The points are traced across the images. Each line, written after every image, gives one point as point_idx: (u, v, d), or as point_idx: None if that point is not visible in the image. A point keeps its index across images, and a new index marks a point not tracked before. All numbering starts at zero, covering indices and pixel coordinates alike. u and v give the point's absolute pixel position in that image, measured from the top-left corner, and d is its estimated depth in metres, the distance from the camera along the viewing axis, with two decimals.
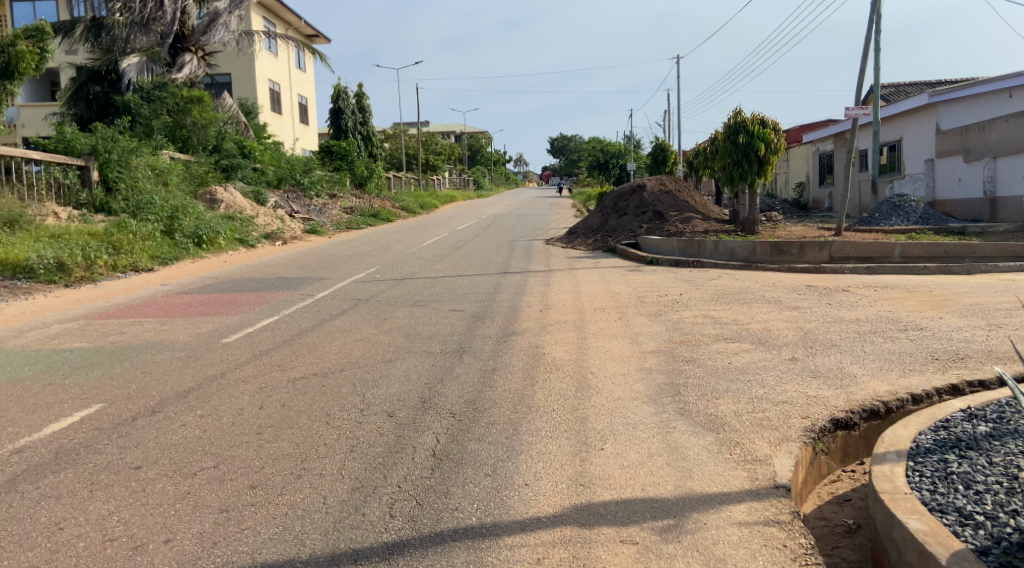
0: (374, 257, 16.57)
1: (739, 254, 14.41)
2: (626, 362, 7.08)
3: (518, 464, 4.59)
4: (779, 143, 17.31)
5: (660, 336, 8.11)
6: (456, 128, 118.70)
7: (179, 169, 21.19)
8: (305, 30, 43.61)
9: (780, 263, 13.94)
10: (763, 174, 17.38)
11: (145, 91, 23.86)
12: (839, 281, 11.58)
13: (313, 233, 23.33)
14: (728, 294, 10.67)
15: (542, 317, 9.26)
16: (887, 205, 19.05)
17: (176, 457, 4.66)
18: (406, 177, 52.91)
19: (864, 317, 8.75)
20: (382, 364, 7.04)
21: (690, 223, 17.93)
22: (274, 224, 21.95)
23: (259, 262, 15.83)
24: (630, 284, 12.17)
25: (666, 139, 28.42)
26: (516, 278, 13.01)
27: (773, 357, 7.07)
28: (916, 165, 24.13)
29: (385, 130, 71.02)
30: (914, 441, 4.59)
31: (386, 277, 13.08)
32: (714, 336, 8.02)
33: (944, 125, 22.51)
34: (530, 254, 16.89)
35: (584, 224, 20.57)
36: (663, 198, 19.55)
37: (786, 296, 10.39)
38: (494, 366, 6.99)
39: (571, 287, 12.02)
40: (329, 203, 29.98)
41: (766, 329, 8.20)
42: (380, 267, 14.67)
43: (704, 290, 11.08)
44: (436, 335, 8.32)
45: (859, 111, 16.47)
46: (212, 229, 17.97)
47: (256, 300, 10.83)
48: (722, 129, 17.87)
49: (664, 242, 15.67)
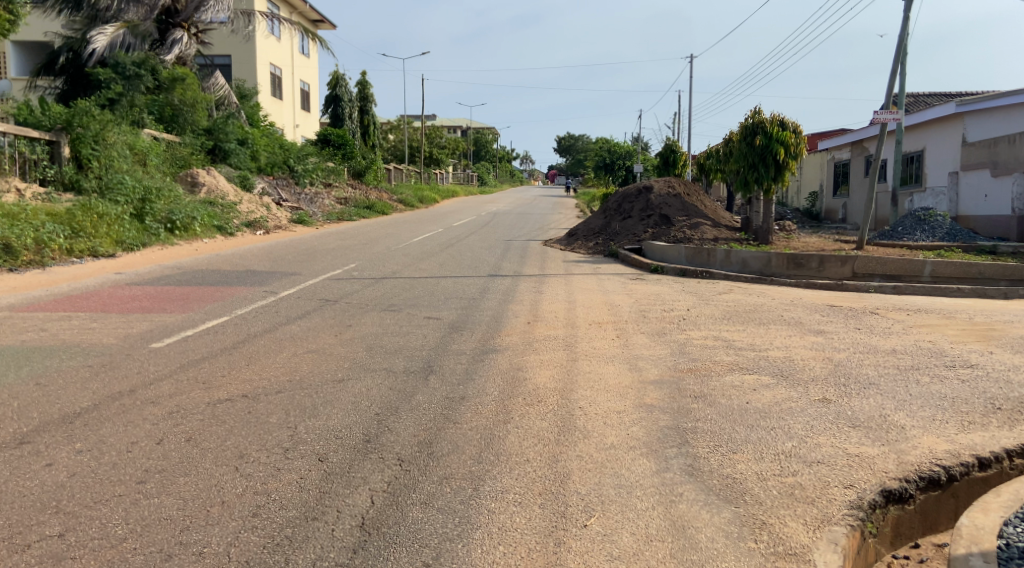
0: (357, 252, 15.39)
1: (752, 265, 13.19)
2: (623, 395, 5.89)
3: (468, 548, 3.40)
4: (800, 148, 16.07)
5: (665, 363, 6.91)
6: (462, 123, 117.34)
7: (160, 150, 19.99)
8: (311, 15, 42.34)
9: (797, 277, 12.71)
10: (781, 180, 16.16)
11: (121, 67, 22.42)
12: (866, 302, 10.38)
13: (300, 224, 22.08)
14: (740, 311, 9.48)
15: (529, 332, 8.07)
16: (910, 219, 17.83)
17: (17, 517, 3.52)
18: (407, 169, 51.67)
19: (900, 347, 7.55)
20: (330, 386, 5.85)
21: (698, 229, 16.72)
22: (257, 211, 20.72)
23: (232, 252, 14.66)
24: (630, 295, 10.98)
25: (676, 140, 27.19)
26: (505, 282, 11.80)
27: (799, 397, 5.87)
28: (938, 178, 22.93)
29: (390, 122, 69.73)
30: (1004, 539, 3.43)
31: (363, 276, 11.89)
32: (726, 365, 6.83)
33: (971, 137, 21.36)
34: (527, 256, 15.69)
35: (585, 226, 19.37)
36: (670, 200, 18.30)
37: (805, 317, 9.23)
38: (465, 394, 5.81)
39: (566, 295, 10.82)
40: (322, 192, 28.77)
41: (789, 359, 7.01)
42: (360, 263, 13.50)
43: (714, 306, 9.89)
44: (403, 350, 7.12)
45: (888, 116, 15.23)
46: (187, 215, 16.84)
47: (211, 297, 9.65)
48: (737, 129, 16.65)
49: (671, 249, 14.49)
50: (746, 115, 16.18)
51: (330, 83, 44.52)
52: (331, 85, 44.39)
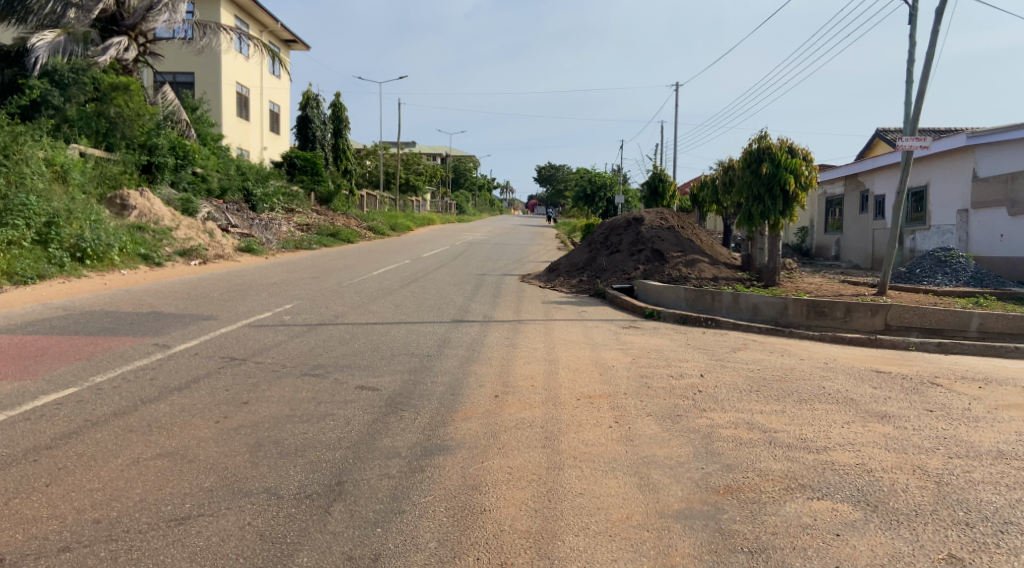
0: (300, 288, 13.13)
1: (765, 313, 11.14)
2: (635, 548, 3.71)
3: None
4: (811, 177, 14.18)
5: (688, 475, 4.72)
6: (441, 150, 115.73)
7: (86, 168, 17.59)
8: (283, 34, 40.33)
9: (819, 329, 10.67)
10: (789, 214, 14.24)
11: (58, 74, 20.78)
12: (919, 367, 8.34)
13: (247, 253, 19.75)
14: (770, 380, 7.34)
15: (495, 413, 5.87)
16: (930, 260, 15.97)
17: None
18: (380, 196, 49.35)
19: (1009, 448, 5.45)
20: (161, 536, 3.63)
21: (695, 267, 14.67)
22: (196, 238, 18.32)
23: (148, 288, 12.35)
24: (625, 350, 8.81)
25: (664, 169, 25.31)
26: (470, 332, 9.57)
27: (911, 555, 3.75)
28: (944, 215, 21.22)
29: (364, 147, 67.34)
30: None
31: (295, 322, 9.62)
32: (780, 481, 4.65)
33: (982, 173, 19.75)
34: (500, 295, 13.51)
35: (567, 260, 17.27)
36: (662, 232, 16.26)
37: (855, 389, 7.12)
38: (381, 552, 3.57)
39: (544, 350, 8.61)
40: (279, 218, 26.47)
41: (868, 471, 4.87)
42: (297, 304, 11.24)
43: (733, 371, 7.75)
44: (307, 448, 4.86)
45: (914, 143, 12.98)
46: (102, 241, 14.52)
47: (77, 353, 7.32)
48: (740, 156, 14.71)
49: (668, 290, 12.39)
50: (750, 139, 14.26)
51: (300, 103, 42.39)
52: (301, 106, 42.22)
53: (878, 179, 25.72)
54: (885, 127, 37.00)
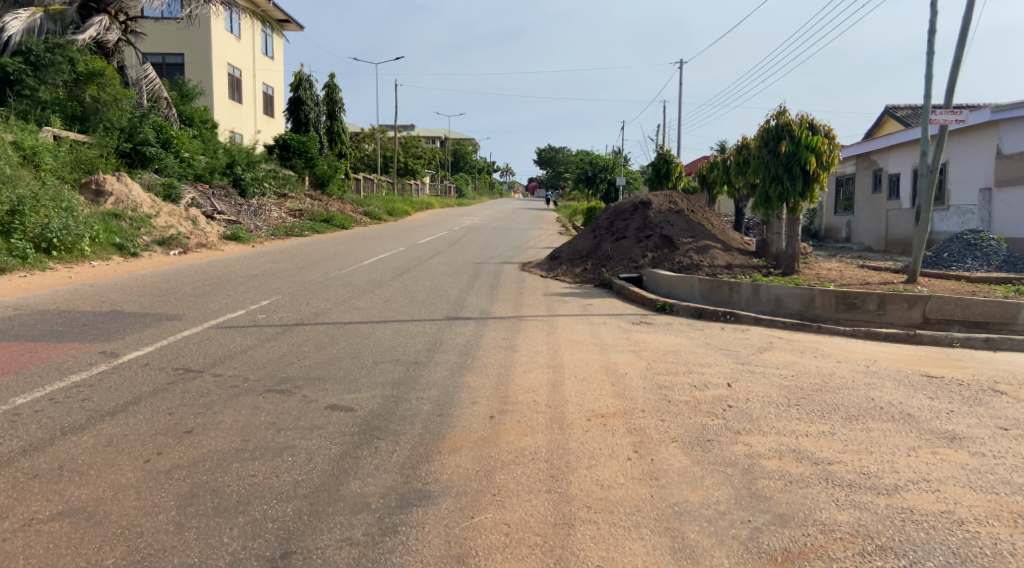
0: (281, 281, 12.10)
1: (789, 306, 10.11)
2: None
3: None
4: (834, 155, 13.08)
5: (732, 533, 3.74)
6: (440, 133, 114.07)
7: (57, 151, 16.49)
8: (275, 13, 38.97)
9: (849, 322, 9.65)
10: (809, 196, 13.17)
11: (34, 54, 19.74)
12: (976, 370, 7.33)
13: (233, 241, 18.73)
14: (809, 391, 6.34)
15: (490, 441, 4.89)
16: (958, 243, 14.90)
17: None
18: (377, 179, 48.16)
19: None
20: None
21: (708, 253, 13.61)
22: (177, 225, 17.27)
23: (114, 282, 11.31)
24: (638, 352, 7.80)
25: (671, 148, 24.16)
26: (464, 332, 8.56)
27: None
28: (965, 194, 20.11)
29: (361, 130, 65.98)
30: None
31: (269, 322, 8.60)
32: (850, 542, 3.67)
33: (1007, 149, 18.64)
34: (499, 287, 12.47)
35: (570, 247, 16.23)
36: (672, 216, 15.18)
37: (909, 400, 6.13)
38: None
39: (547, 354, 7.60)
40: (269, 204, 25.38)
41: (955, 524, 3.87)
42: (275, 299, 10.21)
43: (765, 378, 6.75)
44: (253, 500, 3.88)
45: (949, 116, 11.85)
46: (72, 231, 13.47)
47: (6, 365, 6.31)
48: (757, 133, 13.61)
49: (680, 281, 11.35)
50: (769, 115, 13.17)
51: (292, 84, 41.12)
52: (292, 86, 41.07)
53: (892, 157, 24.60)
54: (895, 103, 35.75)
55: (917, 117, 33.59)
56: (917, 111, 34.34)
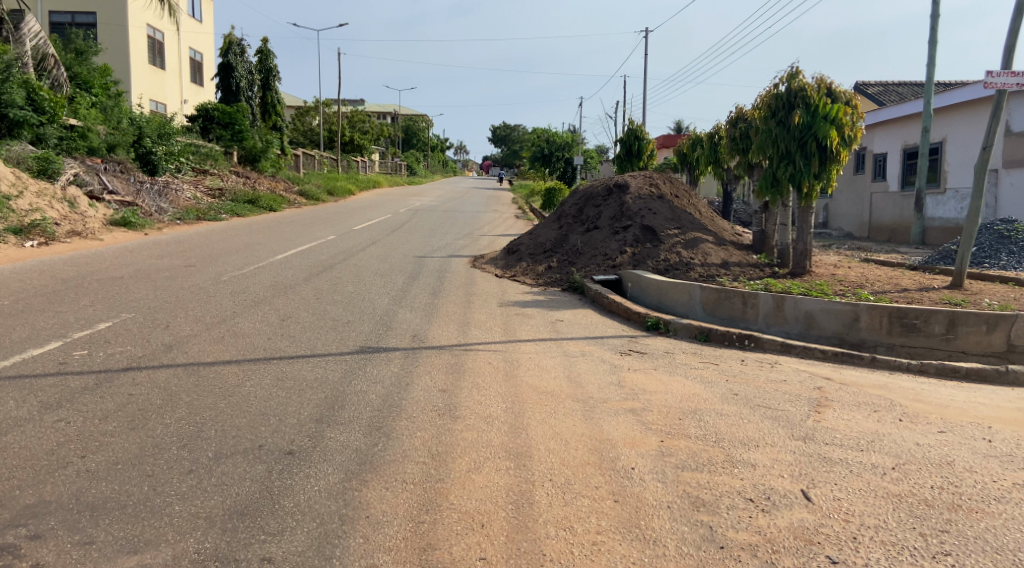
0: (150, 286, 9.16)
1: (824, 327, 7.65)
2: None
3: None
4: (855, 128, 10.64)
5: None
6: (391, 108, 109.60)
7: None
8: None
9: (908, 350, 7.26)
10: (827, 178, 10.72)
11: None
12: None
13: (122, 227, 15.52)
14: (949, 511, 3.80)
15: None
16: (987, 236, 12.69)
17: None
18: (318, 155, 44.57)
19: None
20: None
21: (700, 248, 11.09)
22: (46, 208, 14.00)
23: None
24: (642, 416, 5.21)
25: (641, 124, 21.54)
26: (383, 378, 5.83)
27: None
28: (964, 176, 18.07)
29: (304, 105, 61.75)
30: None
31: (90, 365, 5.71)
32: None
33: (1016, 127, 16.60)
34: (442, 293, 9.71)
35: (532, 239, 13.57)
36: (656, 202, 12.62)
37: None
38: None
39: (506, 423, 4.95)
40: (183, 182, 21.97)
41: None
42: (125, 320, 7.29)
43: (858, 480, 4.20)
44: None
45: (1009, 79, 9.32)
46: None
47: None
48: (761, 101, 11.09)
49: (675, 289, 8.80)
50: (778, 79, 10.65)
51: (221, 49, 37.32)
52: (220, 51, 37.24)
53: (879, 135, 22.55)
54: (864, 80, 33.86)
55: (888, 96, 31.66)
56: (885, 89, 32.40)
